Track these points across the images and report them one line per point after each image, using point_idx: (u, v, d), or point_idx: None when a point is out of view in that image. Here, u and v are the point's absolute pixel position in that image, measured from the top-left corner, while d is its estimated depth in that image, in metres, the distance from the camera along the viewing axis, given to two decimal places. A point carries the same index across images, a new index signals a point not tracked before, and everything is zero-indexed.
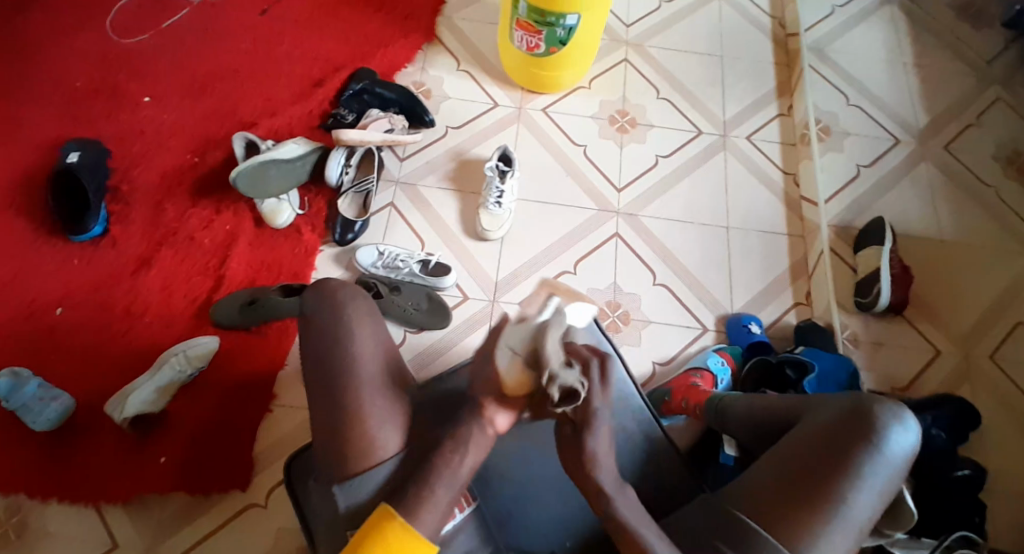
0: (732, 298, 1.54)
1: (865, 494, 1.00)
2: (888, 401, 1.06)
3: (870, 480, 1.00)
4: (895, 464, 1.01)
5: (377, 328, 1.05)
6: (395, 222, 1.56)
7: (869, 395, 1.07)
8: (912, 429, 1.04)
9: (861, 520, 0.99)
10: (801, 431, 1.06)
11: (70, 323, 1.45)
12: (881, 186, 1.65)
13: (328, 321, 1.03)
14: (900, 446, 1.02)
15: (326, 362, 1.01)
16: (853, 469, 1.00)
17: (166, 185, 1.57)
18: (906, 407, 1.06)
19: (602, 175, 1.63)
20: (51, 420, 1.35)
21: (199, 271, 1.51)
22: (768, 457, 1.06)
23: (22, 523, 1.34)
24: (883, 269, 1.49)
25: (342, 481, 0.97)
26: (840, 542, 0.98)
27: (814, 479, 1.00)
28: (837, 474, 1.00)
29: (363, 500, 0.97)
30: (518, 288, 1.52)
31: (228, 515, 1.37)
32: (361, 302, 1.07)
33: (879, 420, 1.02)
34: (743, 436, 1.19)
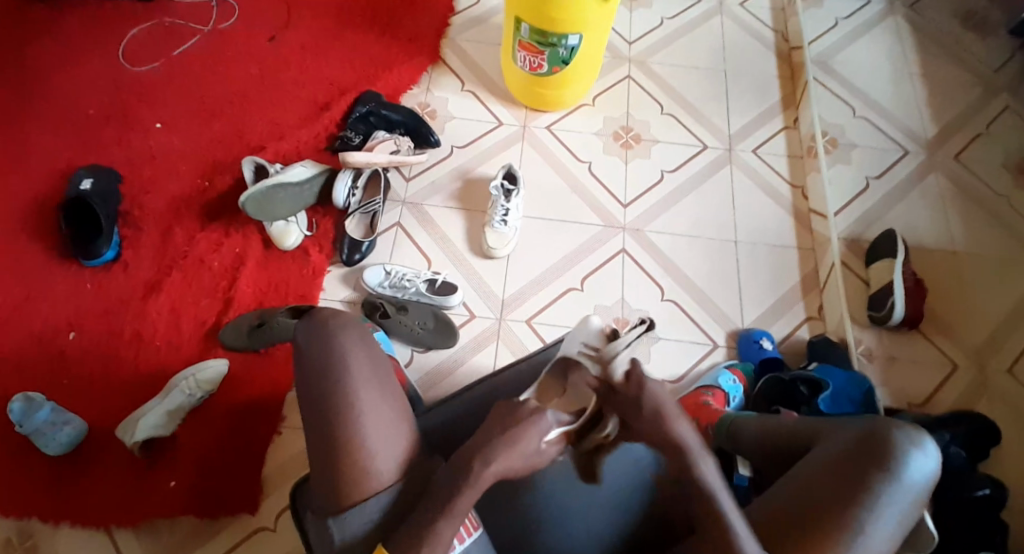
0: (742, 313, 1.53)
1: (882, 523, 0.98)
2: (906, 426, 1.04)
3: (888, 508, 0.98)
4: (914, 490, 0.99)
5: (371, 352, 1.04)
6: (402, 242, 1.57)
7: (885, 420, 1.04)
8: (931, 455, 1.02)
9: (879, 549, 0.97)
10: (817, 455, 1.04)
11: (82, 348, 1.47)
12: (892, 197, 1.63)
13: (320, 349, 1.02)
14: (920, 472, 1.00)
15: (320, 388, 1.00)
16: (871, 495, 0.98)
17: (175, 209, 1.59)
18: (925, 432, 1.04)
19: (607, 192, 1.63)
20: (64, 443, 1.37)
21: (208, 294, 1.53)
22: (784, 481, 1.04)
23: (34, 547, 1.35)
24: (896, 281, 1.47)
25: (336, 512, 0.97)
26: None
27: (831, 505, 0.98)
28: (854, 502, 0.98)
29: (358, 533, 0.96)
30: (526, 305, 1.51)
31: (238, 538, 1.37)
32: (352, 330, 1.05)
33: (897, 445, 1.00)
34: (758, 461, 1.16)
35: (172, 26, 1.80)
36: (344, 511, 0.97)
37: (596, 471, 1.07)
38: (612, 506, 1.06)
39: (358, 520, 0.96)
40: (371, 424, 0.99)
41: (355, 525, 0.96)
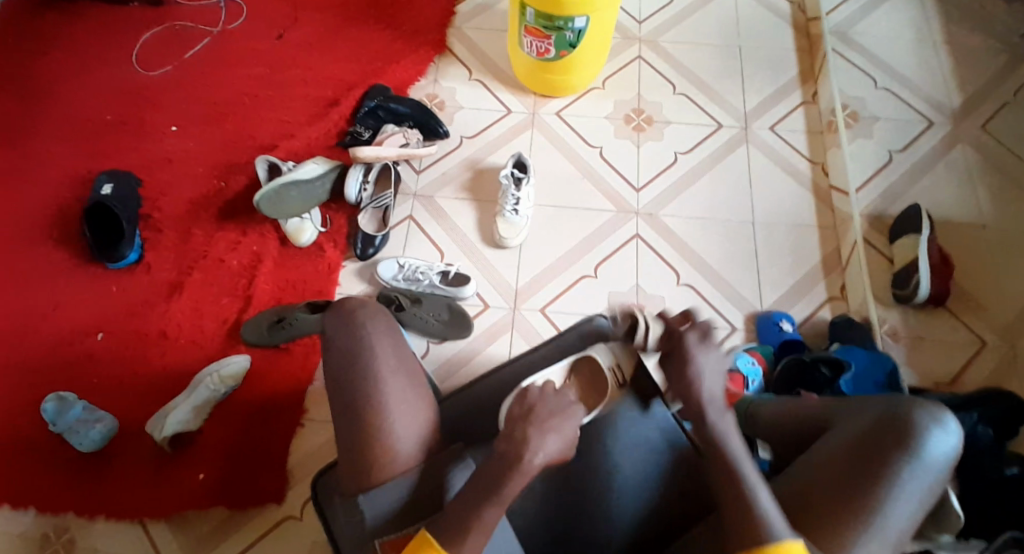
0: (759, 295, 1.50)
1: (902, 502, 0.95)
2: (927, 405, 1.01)
3: (908, 486, 0.96)
4: (935, 469, 0.96)
5: (397, 343, 1.07)
6: (414, 234, 1.57)
7: (906, 399, 1.02)
8: (953, 432, 0.99)
9: (900, 529, 0.95)
10: (835, 437, 1.02)
11: (110, 349, 1.51)
12: (918, 169, 1.58)
13: (348, 339, 1.05)
14: (940, 450, 0.98)
15: (345, 378, 1.03)
16: (889, 475, 0.96)
17: (194, 210, 1.63)
18: (947, 410, 1.01)
19: (620, 177, 1.60)
20: (96, 441, 1.41)
21: (228, 293, 1.56)
22: (802, 463, 1.02)
23: (71, 540, 1.40)
24: (920, 258, 1.42)
25: (366, 491, 0.98)
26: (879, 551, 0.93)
27: (850, 485, 0.96)
28: (872, 481, 0.96)
29: (387, 509, 0.98)
30: (539, 293, 1.51)
31: (266, 527, 1.41)
32: (381, 318, 1.09)
33: (917, 425, 0.98)
34: (778, 443, 1.14)
35: (184, 29, 1.82)
36: (374, 489, 0.98)
37: (605, 459, 1.06)
38: (624, 492, 1.05)
39: (387, 498, 0.98)
40: (397, 408, 1.01)
41: (384, 505, 0.97)
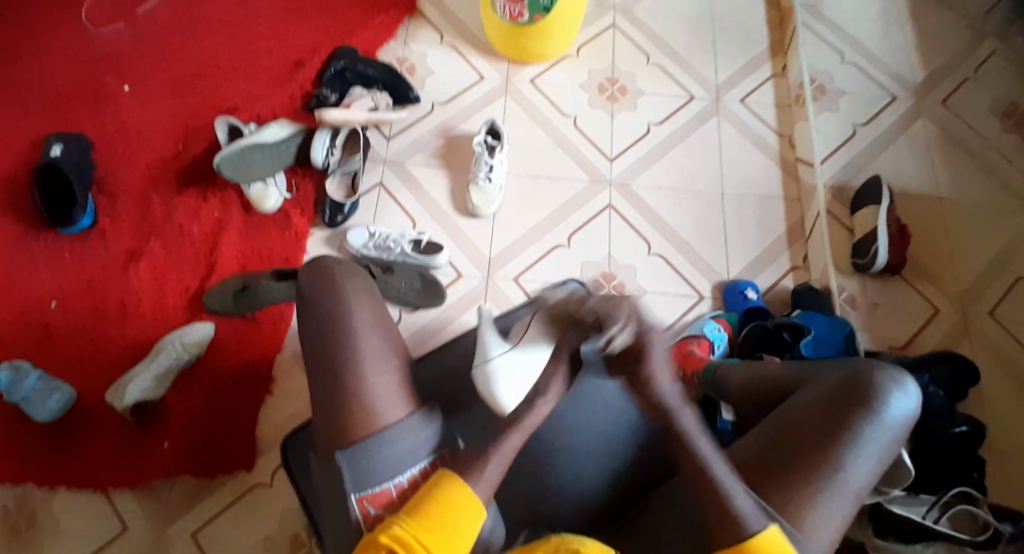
0: (727, 265, 1.53)
1: (862, 462, 1.00)
2: (890, 369, 1.06)
3: (868, 447, 1.00)
4: (894, 431, 1.01)
5: (372, 302, 1.12)
6: (385, 202, 1.54)
7: (869, 363, 1.07)
8: (913, 395, 1.04)
9: (857, 488, 1.00)
10: (800, 400, 1.07)
11: (67, 318, 1.46)
12: (879, 143, 1.62)
13: (326, 299, 1.11)
14: (901, 412, 1.02)
15: (325, 340, 1.08)
16: (849, 438, 1.00)
17: (151, 174, 1.56)
18: (908, 373, 1.06)
19: (593, 147, 1.60)
20: (54, 411, 1.37)
21: (189, 261, 1.51)
22: (767, 425, 1.06)
23: (31, 516, 1.36)
24: (879, 228, 1.48)
25: (344, 447, 1.00)
26: (837, 507, 0.99)
27: (812, 447, 1.01)
28: (834, 443, 1.00)
29: (366, 465, 0.99)
30: (515, 262, 1.50)
31: (238, 493, 1.40)
32: (355, 278, 1.14)
33: (878, 386, 1.02)
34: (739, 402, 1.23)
35: None
36: (353, 445, 1.00)
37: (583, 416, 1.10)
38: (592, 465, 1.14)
39: (368, 454, 0.99)
40: (375, 367, 1.06)
41: (368, 459, 0.99)
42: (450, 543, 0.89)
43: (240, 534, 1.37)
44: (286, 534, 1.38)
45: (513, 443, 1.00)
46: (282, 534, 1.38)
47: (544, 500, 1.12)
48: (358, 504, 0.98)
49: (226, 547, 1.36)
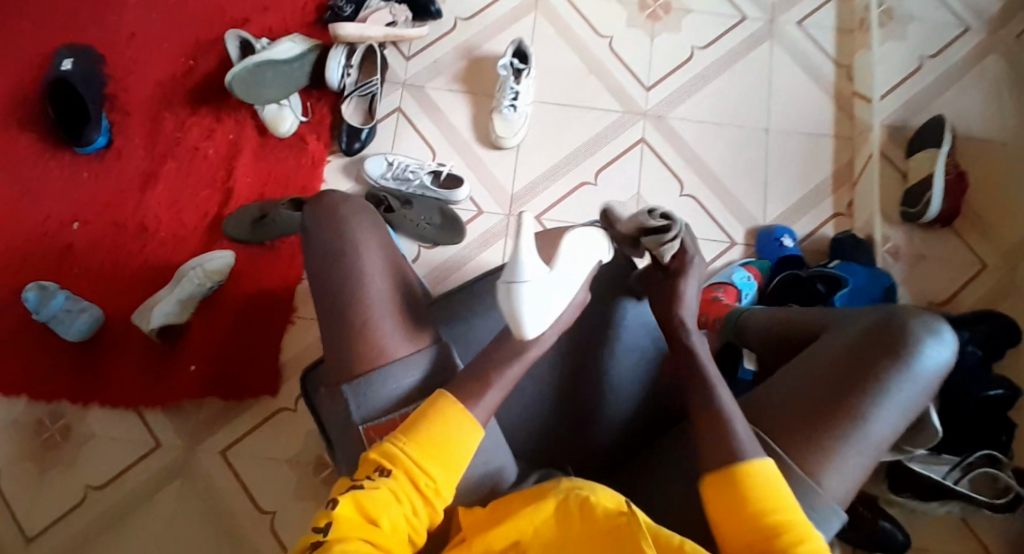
0: (763, 209, 1.44)
1: (887, 413, 0.96)
2: (924, 316, 1.02)
3: (895, 397, 0.96)
4: (924, 381, 0.97)
5: (382, 246, 1.10)
6: (404, 129, 1.47)
7: (904, 309, 1.03)
8: (948, 345, 0.99)
9: (880, 440, 0.96)
10: (826, 346, 1.03)
11: (88, 239, 1.44)
12: (945, 79, 1.47)
13: (334, 239, 1.09)
14: (933, 362, 0.98)
15: (335, 291, 1.06)
16: (875, 386, 0.96)
17: (164, 92, 1.51)
18: (944, 322, 1.02)
19: (629, 74, 1.49)
20: (81, 331, 1.37)
21: (206, 185, 1.47)
22: (788, 371, 1.03)
23: (67, 427, 1.37)
24: (936, 175, 1.36)
25: (348, 380, 1.01)
26: (857, 459, 0.95)
27: (835, 395, 0.97)
28: (859, 392, 0.96)
29: (371, 397, 1.01)
30: (538, 198, 1.43)
31: (263, 416, 1.39)
32: (364, 218, 1.12)
33: (911, 334, 0.98)
34: (759, 347, 1.18)
35: None
36: (359, 378, 1.02)
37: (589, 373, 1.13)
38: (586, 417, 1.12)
39: (373, 388, 1.01)
40: (383, 310, 1.05)
41: (373, 391, 1.01)
42: (447, 454, 0.90)
43: (265, 456, 1.37)
44: (307, 459, 1.36)
45: (515, 373, 0.99)
46: (308, 454, 1.37)
47: (544, 453, 1.12)
48: (365, 433, 1.01)
49: (257, 461, 1.36)
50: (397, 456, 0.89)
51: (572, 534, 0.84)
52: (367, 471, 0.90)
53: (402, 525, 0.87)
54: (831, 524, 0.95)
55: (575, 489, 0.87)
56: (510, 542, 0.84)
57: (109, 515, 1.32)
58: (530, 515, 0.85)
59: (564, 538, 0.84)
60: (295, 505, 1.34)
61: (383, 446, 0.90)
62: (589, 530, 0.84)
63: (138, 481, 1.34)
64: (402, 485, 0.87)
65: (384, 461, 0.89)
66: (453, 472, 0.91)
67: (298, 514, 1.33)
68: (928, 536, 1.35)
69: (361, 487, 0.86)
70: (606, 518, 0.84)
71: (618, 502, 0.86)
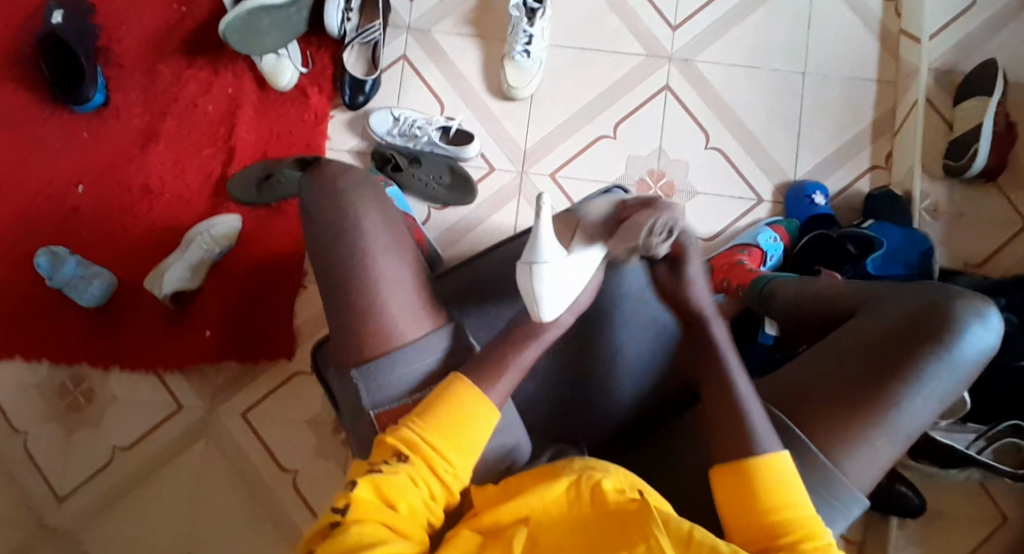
0: (795, 162, 1.34)
1: (923, 401, 0.91)
2: (971, 297, 0.96)
3: (933, 384, 0.91)
4: (964, 367, 0.92)
5: (388, 226, 1.03)
6: (409, 79, 1.38)
7: (950, 288, 0.97)
8: (992, 329, 0.94)
9: (913, 427, 0.91)
10: (861, 326, 0.97)
11: (93, 202, 1.41)
12: (1004, 15, 1.33)
13: (332, 219, 1.02)
14: (976, 348, 0.93)
15: (338, 283, 1.00)
16: (910, 373, 0.91)
17: (159, 43, 1.43)
18: (990, 304, 0.96)
19: (654, 12, 1.37)
20: (96, 297, 1.37)
21: (209, 143, 1.41)
22: (818, 348, 0.98)
23: (90, 390, 1.42)
24: (985, 125, 1.25)
25: (359, 364, 0.97)
26: (886, 447, 0.91)
27: (870, 380, 0.92)
28: (894, 378, 0.91)
29: (382, 382, 0.97)
30: (553, 153, 1.35)
31: (278, 381, 1.43)
32: (366, 190, 1.04)
33: (954, 317, 0.93)
34: (785, 321, 1.13)
35: None
36: (369, 361, 0.97)
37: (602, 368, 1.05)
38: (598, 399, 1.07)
39: (383, 373, 0.96)
40: (393, 292, 0.99)
41: (382, 376, 0.96)
42: (461, 441, 0.86)
43: (283, 419, 1.42)
44: (321, 421, 1.42)
45: (530, 356, 0.94)
46: (325, 415, 1.42)
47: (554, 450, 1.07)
48: (377, 418, 0.97)
49: (276, 421, 1.41)
50: (414, 442, 0.85)
51: (583, 516, 0.79)
52: (383, 455, 0.85)
53: (421, 509, 0.83)
54: (851, 510, 0.91)
55: (589, 470, 0.82)
56: (517, 518, 0.80)
57: (136, 474, 1.39)
58: (540, 494, 0.80)
59: (573, 519, 0.80)
60: (317, 462, 1.40)
61: (401, 433, 0.85)
62: (600, 514, 0.79)
63: (162, 445, 1.41)
64: (421, 472, 0.84)
65: (402, 447, 0.85)
66: (470, 455, 0.87)
67: (320, 473, 1.39)
68: (944, 499, 1.35)
69: (381, 472, 0.82)
70: (618, 501, 0.79)
71: (632, 483, 0.83)
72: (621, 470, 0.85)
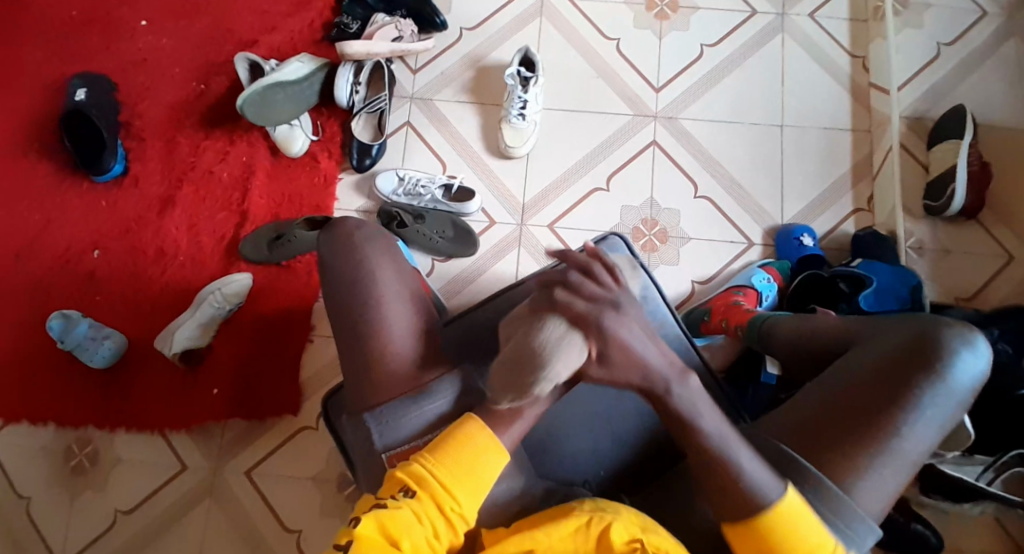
0: (781, 208, 1.41)
1: (923, 427, 0.92)
2: (958, 326, 0.97)
3: (931, 412, 0.93)
4: (959, 395, 0.94)
5: (396, 264, 1.08)
6: (413, 143, 1.47)
7: (937, 318, 0.98)
8: (982, 357, 0.95)
9: (916, 454, 0.92)
10: (857, 358, 0.98)
11: (107, 267, 1.47)
12: (966, 67, 1.43)
13: (343, 263, 1.06)
14: (968, 375, 0.94)
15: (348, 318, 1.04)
16: (908, 400, 0.92)
17: (177, 117, 1.52)
18: (978, 333, 0.97)
19: (638, 76, 1.47)
20: (107, 357, 1.40)
21: (223, 207, 1.48)
22: (821, 381, 0.98)
23: (95, 453, 1.41)
24: (959, 166, 1.32)
25: (372, 408, 0.97)
26: (891, 475, 0.91)
27: (870, 410, 0.93)
28: (893, 406, 0.92)
29: (394, 426, 0.96)
30: (550, 207, 1.42)
31: (285, 436, 1.42)
32: (376, 241, 1.09)
33: (945, 347, 0.94)
34: (789, 363, 1.13)
35: None
36: (381, 406, 0.97)
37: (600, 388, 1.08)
38: (606, 432, 1.08)
39: (395, 414, 0.97)
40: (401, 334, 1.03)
41: (395, 418, 0.96)
42: (468, 482, 0.84)
43: (291, 474, 1.41)
44: (329, 476, 1.41)
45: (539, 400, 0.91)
46: (330, 472, 1.41)
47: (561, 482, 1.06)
48: (387, 461, 0.95)
49: (281, 481, 1.40)
50: (423, 477, 0.83)
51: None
52: (391, 490, 0.83)
53: (424, 547, 0.80)
54: (866, 541, 0.90)
55: (600, 511, 0.83)
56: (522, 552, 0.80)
57: (140, 536, 1.37)
58: (547, 531, 0.81)
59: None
60: (321, 522, 1.38)
61: (410, 469, 0.84)
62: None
63: (168, 503, 1.39)
64: (427, 509, 0.81)
65: (410, 482, 0.83)
66: (480, 495, 0.84)
67: (323, 530, 1.38)
68: (962, 537, 1.33)
69: (385, 508, 0.80)
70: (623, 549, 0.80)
71: (639, 526, 0.83)
72: (630, 510, 0.85)
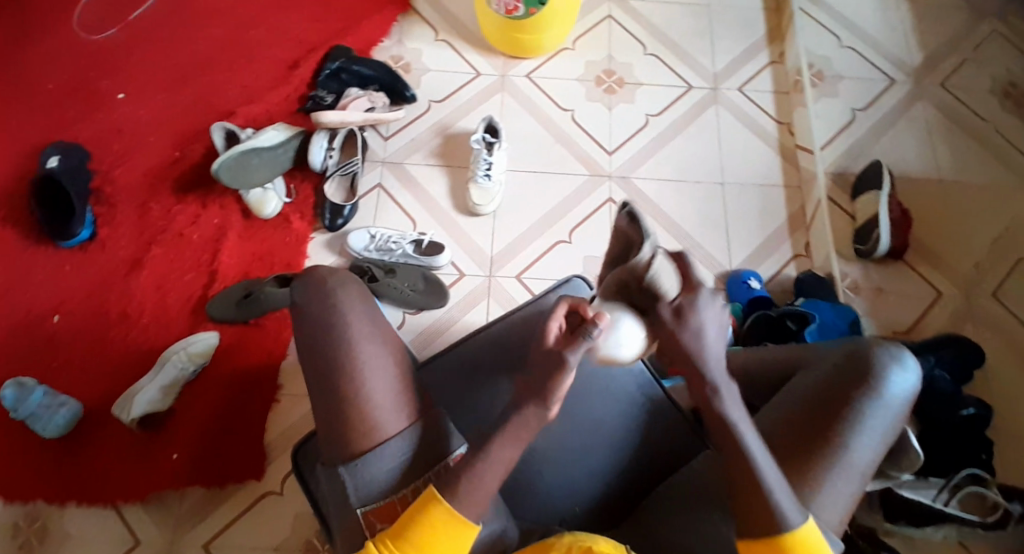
0: (728, 255, 1.53)
1: (864, 440, 0.94)
2: (887, 343, 0.99)
3: (870, 425, 0.94)
4: (895, 407, 0.95)
5: (369, 310, 1.01)
6: (384, 203, 1.54)
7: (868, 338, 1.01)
8: (912, 370, 0.97)
9: (863, 466, 0.94)
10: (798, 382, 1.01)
11: (69, 329, 1.44)
12: (878, 129, 1.64)
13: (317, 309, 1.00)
14: (900, 389, 0.96)
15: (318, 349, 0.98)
16: (847, 416, 0.95)
17: (150, 183, 1.56)
18: (905, 348, 0.99)
19: (591, 140, 1.62)
20: (61, 426, 1.35)
21: (192, 268, 1.50)
22: (774, 402, 1.01)
23: (43, 528, 1.33)
24: (881, 213, 1.47)
25: (347, 461, 0.92)
26: (843, 488, 0.93)
27: (814, 429, 0.95)
28: (834, 422, 0.95)
29: (371, 480, 0.91)
30: (516, 258, 1.50)
31: (248, 502, 1.36)
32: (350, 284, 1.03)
33: (874, 362, 0.96)
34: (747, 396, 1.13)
35: None
36: (353, 459, 0.92)
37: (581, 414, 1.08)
38: (581, 465, 1.06)
39: (369, 468, 0.91)
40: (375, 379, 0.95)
41: (368, 473, 0.91)
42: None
43: (253, 542, 1.34)
44: (295, 541, 1.34)
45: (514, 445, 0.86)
46: (295, 539, 1.35)
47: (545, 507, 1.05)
48: (363, 517, 0.91)
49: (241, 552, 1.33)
50: None
51: None
52: None
53: None
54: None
55: (579, 540, 0.83)
56: None
57: None
58: None
59: None
60: None
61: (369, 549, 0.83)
62: None
63: None
64: None
65: None
66: None
67: None
68: None
69: None
70: None
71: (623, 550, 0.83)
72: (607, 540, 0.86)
